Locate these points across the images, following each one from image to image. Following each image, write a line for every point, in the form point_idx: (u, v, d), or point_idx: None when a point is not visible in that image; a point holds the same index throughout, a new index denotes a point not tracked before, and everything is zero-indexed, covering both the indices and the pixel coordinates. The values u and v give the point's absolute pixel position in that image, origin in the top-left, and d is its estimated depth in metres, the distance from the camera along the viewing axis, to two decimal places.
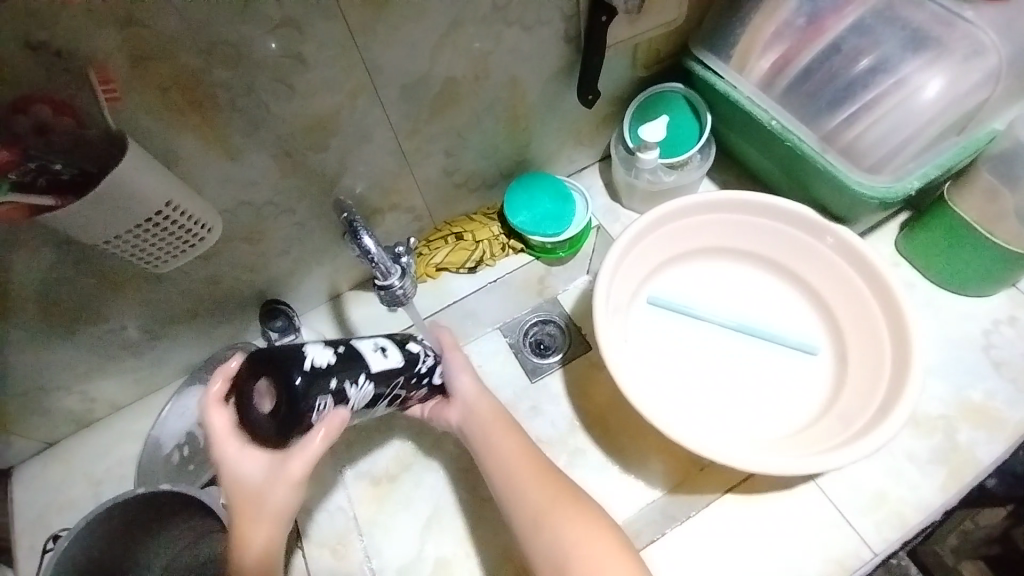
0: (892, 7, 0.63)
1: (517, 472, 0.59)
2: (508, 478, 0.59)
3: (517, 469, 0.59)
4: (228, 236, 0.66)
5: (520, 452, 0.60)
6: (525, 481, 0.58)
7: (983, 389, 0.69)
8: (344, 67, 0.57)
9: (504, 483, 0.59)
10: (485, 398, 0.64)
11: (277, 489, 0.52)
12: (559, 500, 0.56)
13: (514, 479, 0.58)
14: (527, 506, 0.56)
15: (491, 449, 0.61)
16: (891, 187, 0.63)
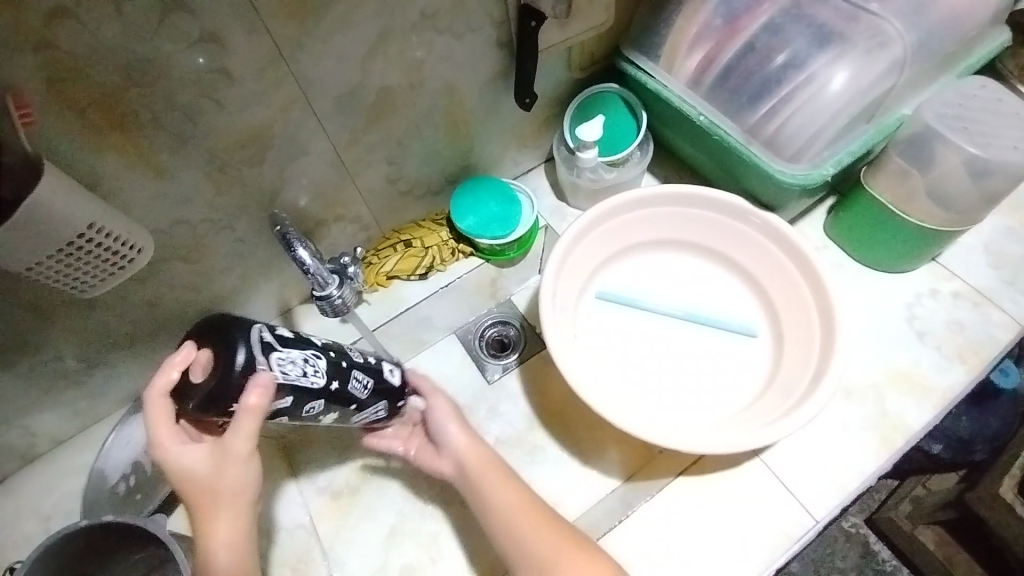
0: (801, 5, 0.67)
1: (509, 503, 0.61)
2: (486, 489, 0.62)
3: (517, 520, 0.60)
4: (166, 255, 0.65)
5: (514, 502, 0.61)
6: (519, 526, 0.59)
7: (910, 359, 0.74)
8: (273, 80, 0.57)
9: (482, 504, 0.62)
10: (479, 448, 0.65)
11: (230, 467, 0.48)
12: (550, 529, 0.59)
13: (518, 535, 0.59)
14: (524, 543, 0.59)
15: (483, 495, 0.62)
16: (810, 174, 0.67)
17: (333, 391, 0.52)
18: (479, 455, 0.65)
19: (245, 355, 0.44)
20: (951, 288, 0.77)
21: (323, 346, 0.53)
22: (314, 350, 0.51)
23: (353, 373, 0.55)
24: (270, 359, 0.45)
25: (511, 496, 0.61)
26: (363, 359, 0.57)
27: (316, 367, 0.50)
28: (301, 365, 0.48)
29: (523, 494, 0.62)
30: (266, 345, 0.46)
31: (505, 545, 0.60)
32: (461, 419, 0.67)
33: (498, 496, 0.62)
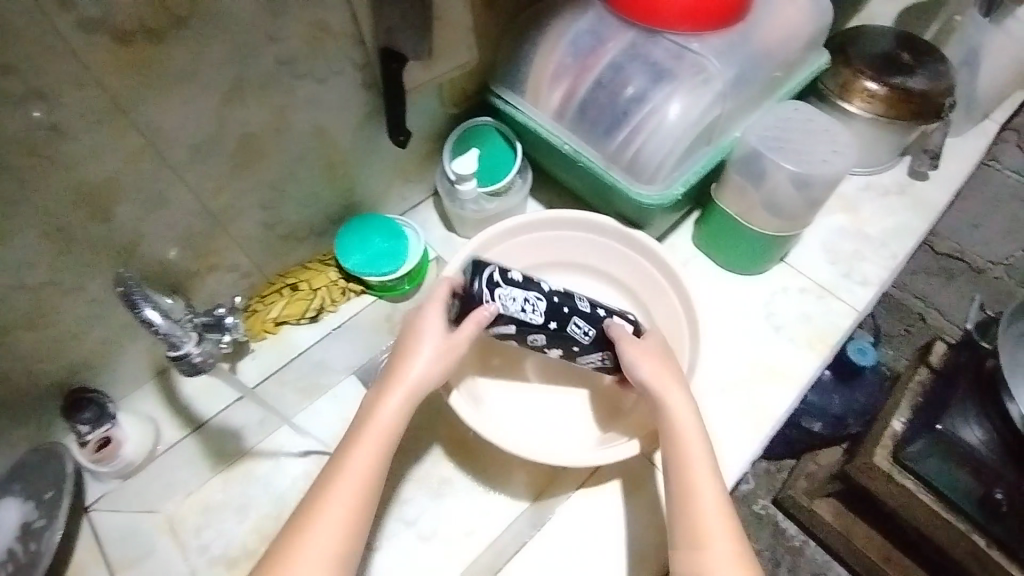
0: (639, 45, 0.74)
1: (688, 450, 0.59)
2: (674, 462, 0.59)
3: (706, 489, 0.57)
4: (7, 325, 0.59)
5: (706, 470, 0.59)
6: (704, 502, 0.57)
7: (770, 351, 0.82)
8: (114, 133, 0.54)
9: (679, 473, 0.59)
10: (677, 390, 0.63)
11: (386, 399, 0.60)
12: (712, 505, 0.57)
13: (702, 513, 0.56)
14: (700, 516, 0.56)
15: (682, 460, 0.59)
16: (664, 194, 0.74)
17: (551, 329, 0.63)
18: (662, 372, 0.63)
19: (479, 287, 0.60)
20: (799, 284, 0.87)
21: (567, 291, 0.64)
22: (536, 293, 0.61)
23: (603, 308, 0.65)
24: (492, 295, 0.60)
25: (708, 486, 0.58)
26: (590, 310, 0.63)
27: (534, 308, 0.62)
28: (519, 301, 0.61)
29: (691, 419, 0.61)
30: (492, 282, 0.60)
31: (682, 519, 0.57)
32: (653, 358, 0.64)
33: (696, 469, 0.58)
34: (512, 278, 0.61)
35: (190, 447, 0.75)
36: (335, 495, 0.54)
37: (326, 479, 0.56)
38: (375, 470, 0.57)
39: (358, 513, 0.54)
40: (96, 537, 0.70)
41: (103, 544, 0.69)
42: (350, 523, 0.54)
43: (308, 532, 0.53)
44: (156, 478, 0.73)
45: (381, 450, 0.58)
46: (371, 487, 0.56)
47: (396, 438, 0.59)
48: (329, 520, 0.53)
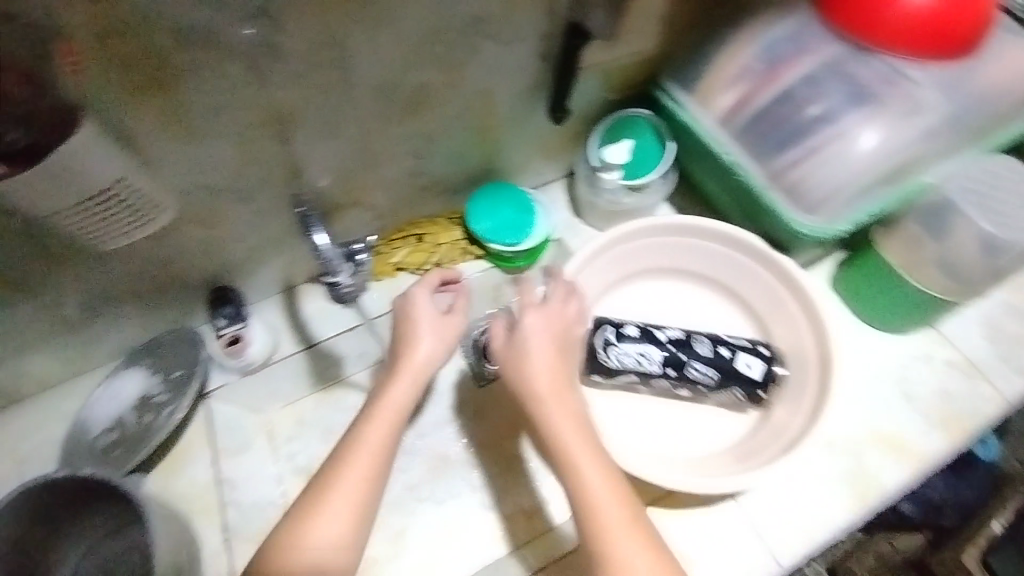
0: (844, 64, 0.69)
1: (578, 453, 0.55)
2: (566, 460, 0.55)
3: (618, 507, 0.53)
4: (184, 217, 0.65)
5: (609, 487, 0.54)
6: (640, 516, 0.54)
7: (893, 419, 0.75)
8: (318, 62, 0.58)
9: (575, 476, 0.55)
10: (540, 373, 0.58)
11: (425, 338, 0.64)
12: (624, 508, 0.53)
13: (603, 526, 0.53)
14: (599, 509, 0.53)
15: (573, 465, 0.55)
16: (826, 228, 0.68)
17: (675, 372, 0.68)
18: (556, 380, 0.58)
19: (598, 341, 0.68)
20: (944, 356, 0.79)
21: (686, 335, 0.69)
22: (649, 348, 0.68)
23: (726, 349, 0.68)
24: (609, 352, 0.67)
25: (600, 490, 0.54)
26: (711, 354, 0.68)
27: (649, 359, 0.68)
28: (636, 357, 0.67)
29: (573, 423, 0.56)
30: (607, 343, 0.67)
31: (589, 518, 0.53)
32: (552, 338, 0.60)
33: (581, 475, 0.54)
34: (624, 335, 0.68)
35: (297, 363, 0.80)
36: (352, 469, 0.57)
37: (336, 463, 0.58)
38: (371, 486, 0.57)
39: (371, 488, 0.57)
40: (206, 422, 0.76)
41: (213, 430, 0.76)
42: (363, 496, 0.57)
43: (322, 508, 0.56)
44: (265, 383, 0.79)
45: (383, 441, 0.59)
46: (377, 476, 0.58)
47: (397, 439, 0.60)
48: (338, 496, 0.56)
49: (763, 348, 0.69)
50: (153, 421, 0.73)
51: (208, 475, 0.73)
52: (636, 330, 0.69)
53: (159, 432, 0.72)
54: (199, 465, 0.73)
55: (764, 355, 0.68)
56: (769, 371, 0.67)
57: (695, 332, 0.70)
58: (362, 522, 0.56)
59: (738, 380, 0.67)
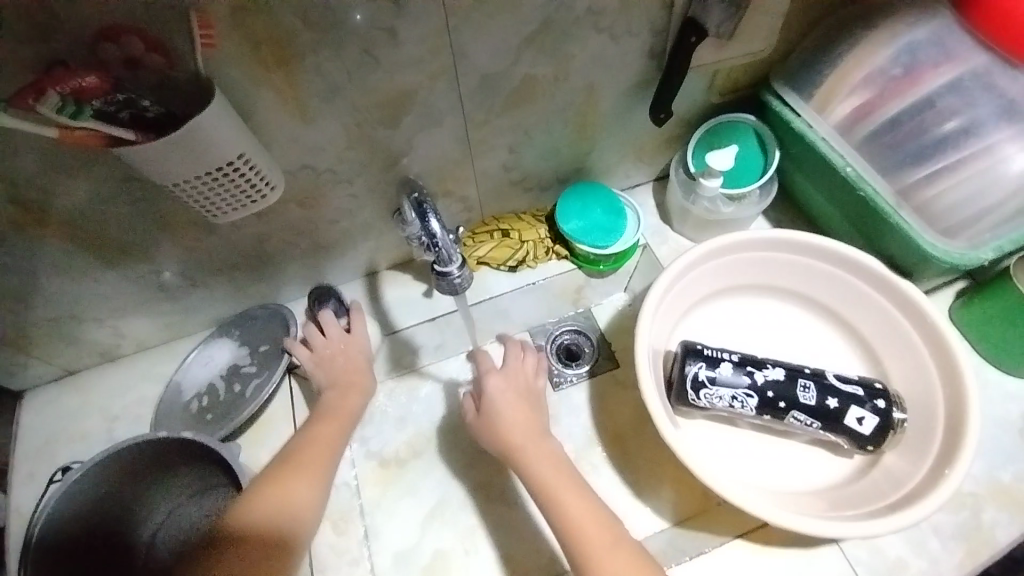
0: (993, 72, 0.63)
1: (555, 479, 0.57)
2: (552, 487, 0.57)
3: (587, 536, 0.54)
4: (286, 196, 0.66)
5: (588, 516, 0.55)
6: (593, 537, 0.53)
7: (1017, 473, 0.67)
8: (432, 49, 0.57)
9: (553, 507, 0.56)
10: (523, 422, 0.61)
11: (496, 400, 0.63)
12: (592, 528, 0.54)
13: (591, 557, 0.53)
14: (579, 527, 0.54)
15: (553, 503, 0.56)
16: (966, 254, 0.62)
17: (780, 407, 0.63)
18: (519, 407, 0.62)
19: (691, 372, 0.63)
20: None
21: (787, 378, 0.63)
22: (747, 389, 0.63)
23: (834, 400, 0.62)
24: (700, 392, 0.63)
25: (574, 507, 0.55)
26: (815, 404, 0.62)
27: (743, 403, 0.63)
28: (728, 399, 0.63)
29: (552, 454, 0.59)
30: (698, 383, 0.63)
31: (563, 535, 0.54)
32: (517, 390, 0.64)
33: (563, 502, 0.56)
34: (717, 376, 0.63)
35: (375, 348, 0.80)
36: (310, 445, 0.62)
37: (299, 445, 0.62)
38: (338, 437, 0.64)
39: (322, 471, 0.60)
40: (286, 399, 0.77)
41: (292, 406, 0.77)
42: (317, 470, 0.60)
43: (293, 475, 0.59)
44: None
45: (339, 431, 0.64)
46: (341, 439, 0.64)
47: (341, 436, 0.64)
48: (313, 468, 0.60)
49: (879, 398, 0.62)
50: (243, 391, 0.76)
51: None
52: (731, 368, 0.63)
53: (250, 402, 0.74)
54: (278, 439, 0.75)
55: (880, 408, 0.61)
56: (883, 425, 0.61)
57: (799, 374, 0.64)
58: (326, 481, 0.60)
59: (845, 433, 0.62)
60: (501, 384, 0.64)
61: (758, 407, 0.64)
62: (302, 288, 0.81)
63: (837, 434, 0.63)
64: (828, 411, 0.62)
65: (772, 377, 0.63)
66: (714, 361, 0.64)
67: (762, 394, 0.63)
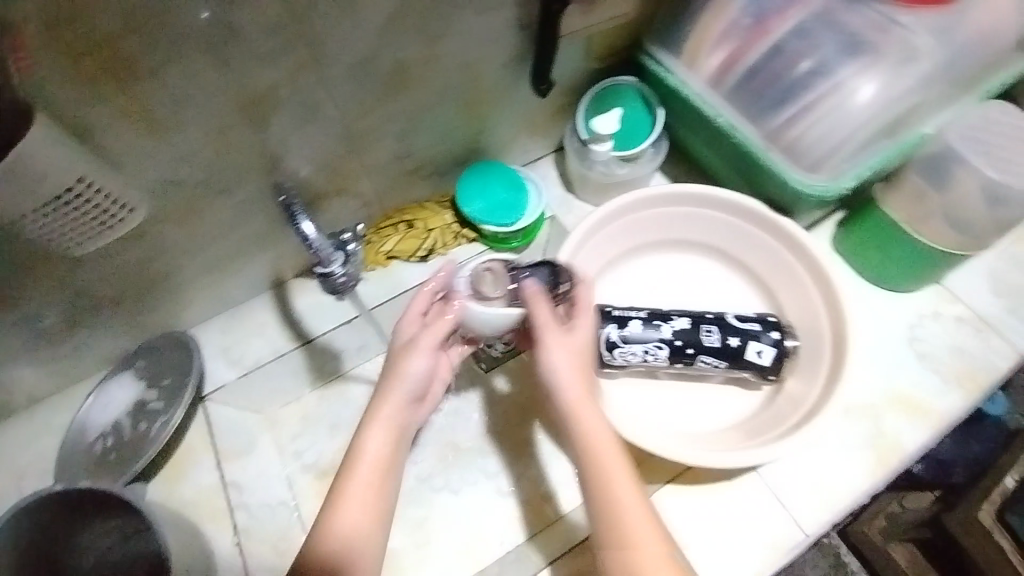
0: (832, 11, 0.67)
1: (616, 469, 0.52)
2: (597, 486, 0.52)
3: (629, 527, 0.50)
4: (160, 216, 0.62)
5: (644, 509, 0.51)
6: (631, 533, 0.50)
7: (909, 380, 0.73)
8: (284, 42, 0.54)
9: (599, 498, 0.51)
10: (594, 417, 0.54)
11: (547, 371, 0.56)
12: (645, 525, 0.50)
13: (637, 551, 0.49)
14: (627, 523, 0.50)
15: (606, 494, 0.51)
16: (828, 186, 0.66)
17: (687, 353, 0.66)
18: (584, 393, 0.55)
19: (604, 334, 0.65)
20: (954, 312, 0.77)
21: (692, 325, 0.66)
22: (656, 342, 0.65)
23: (734, 338, 0.65)
24: (615, 351, 0.65)
25: (634, 499, 0.51)
26: (719, 345, 0.65)
27: (656, 355, 0.66)
28: (641, 354, 0.66)
29: (614, 449, 0.53)
30: (611, 343, 0.65)
31: (602, 533, 0.51)
32: (580, 364, 0.56)
33: (620, 498, 0.51)
34: (630, 336, 0.65)
35: (294, 360, 0.78)
36: (359, 494, 0.55)
37: (344, 473, 0.56)
38: (386, 483, 0.57)
39: (379, 516, 0.55)
40: (206, 425, 0.74)
41: (212, 433, 0.74)
42: (375, 519, 0.55)
43: (348, 529, 0.54)
44: (264, 383, 0.78)
45: (379, 490, 0.56)
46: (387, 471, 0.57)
47: (389, 470, 0.57)
48: (366, 515, 0.54)
49: (774, 330, 0.66)
50: (149, 430, 0.71)
51: (212, 478, 0.71)
52: (640, 325, 0.66)
53: (155, 441, 0.70)
54: (202, 469, 0.72)
55: (776, 339, 0.65)
56: (780, 353, 0.65)
57: (703, 320, 0.66)
58: (382, 525, 0.55)
59: (748, 367, 0.66)
60: (563, 353, 0.56)
61: (668, 357, 0.66)
62: (206, 310, 0.78)
63: (744, 369, 0.66)
64: (732, 350, 0.65)
65: (676, 324, 0.66)
66: (624, 321, 0.66)
67: (671, 344, 0.65)
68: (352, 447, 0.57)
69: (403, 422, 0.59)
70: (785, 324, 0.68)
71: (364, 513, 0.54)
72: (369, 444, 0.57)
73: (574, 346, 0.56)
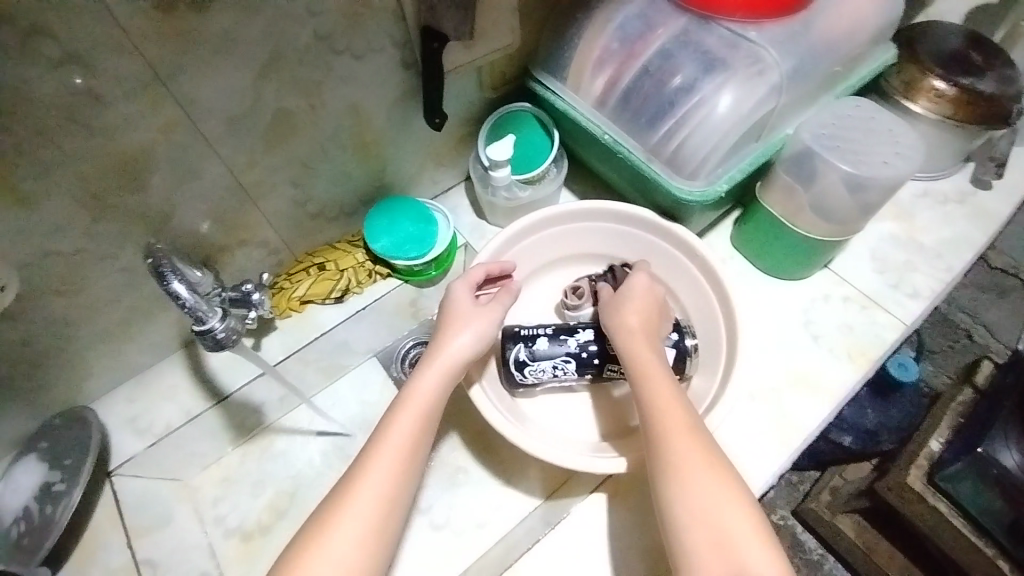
0: (690, 32, 0.71)
1: (674, 407, 0.56)
2: (665, 423, 0.55)
3: (697, 454, 0.53)
4: (38, 290, 0.60)
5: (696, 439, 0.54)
6: (702, 462, 0.53)
7: (808, 361, 0.78)
8: (151, 103, 0.53)
9: (663, 440, 0.54)
10: (654, 359, 0.60)
11: (629, 315, 0.63)
12: (698, 452, 0.53)
13: (689, 479, 0.52)
14: (678, 457, 0.53)
15: (666, 436, 0.55)
16: (706, 191, 0.71)
17: (594, 363, 0.68)
18: (643, 331, 0.62)
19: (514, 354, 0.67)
20: (842, 293, 0.83)
21: (597, 335, 0.68)
22: (563, 356, 0.67)
23: None
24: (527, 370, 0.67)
25: (678, 432, 0.55)
26: None
27: (565, 369, 0.68)
28: (551, 370, 0.67)
29: (673, 391, 0.58)
30: (521, 362, 0.67)
31: (668, 465, 0.53)
32: (645, 308, 0.64)
33: (681, 444, 0.54)
34: (538, 352, 0.67)
35: (210, 419, 0.76)
36: (376, 470, 0.53)
37: (358, 462, 0.54)
38: (403, 469, 0.54)
39: (392, 505, 0.52)
40: (117, 502, 0.71)
41: (124, 509, 0.70)
42: (382, 507, 0.52)
43: (357, 515, 0.51)
44: (180, 448, 0.75)
45: (401, 472, 0.54)
46: (407, 469, 0.54)
47: (414, 455, 0.55)
48: (382, 499, 0.52)
49: (674, 331, 0.68)
50: (55, 512, 0.67)
51: (125, 558, 0.68)
52: (547, 341, 0.67)
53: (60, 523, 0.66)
54: (111, 551, 0.68)
55: (675, 339, 0.68)
56: (681, 354, 0.68)
57: None
58: (395, 515, 0.52)
59: None
60: (636, 301, 0.64)
61: (578, 369, 0.68)
62: (110, 378, 0.74)
63: None
64: None
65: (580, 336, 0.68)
66: (532, 338, 0.67)
67: (578, 355, 0.68)
68: (370, 438, 0.56)
69: (430, 393, 0.58)
70: (685, 324, 0.71)
71: (374, 502, 0.51)
72: (383, 432, 0.55)
73: (646, 293, 0.65)
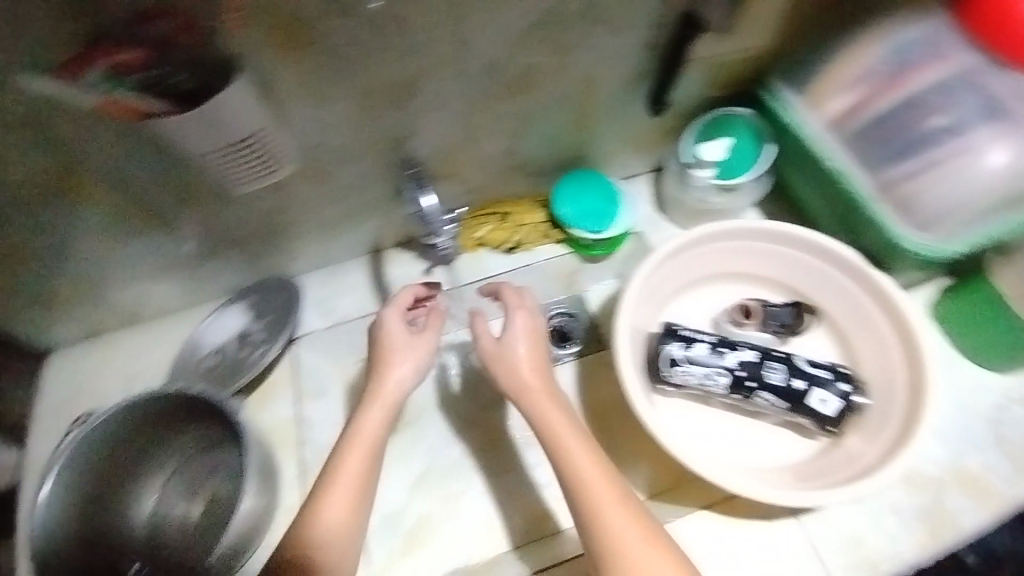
0: (983, 73, 0.64)
1: (592, 481, 0.56)
2: (586, 492, 0.55)
3: (608, 530, 0.54)
4: (295, 173, 0.70)
5: (621, 513, 0.55)
6: (633, 542, 0.53)
7: (981, 460, 0.70)
8: (439, 37, 0.60)
9: (586, 501, 0.55)
10: (558, 411, 0.60)
11: (513, 351, 0.62)
12: (634, 530, 0.54)
13: (621, 554, 0.53)
14: (601, 525, 0.54)
15: (584, 496, 0.55)
16: (938, 246, 0.66)
17: (748, 386, 0.67)
18: (538, 381, 0.61)
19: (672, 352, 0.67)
20: None
21: (758, 359, 0.67)
22: (721, 369, 0.67)
23: (799, 381, 0.65)
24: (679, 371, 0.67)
25: (606, 500, 0.55)
26: (783, 384, 0.66)
27: (715, 382, 0.67)
28: (702, 378, 0.67)
29: (592, 456, 0.57)
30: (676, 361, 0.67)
31: (594, 538, 0.54)
32: (534, 343, 0.63)
33: (608, 519, 0.54)
34: (693, 357, 0.67)
35: None
36: (355, 454, 0.60)
37: (345, 441, 0.61)
38: (370, 455, 0.60)
39: (358, 480, 0.59)
40: (293, 365, 0.83)
41: (296, 373, 0.82)
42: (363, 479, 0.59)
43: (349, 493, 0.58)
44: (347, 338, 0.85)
45: (369, 457, 0.60)
46: (373, 456, 0.61)
47: (381, 447, 0.61)
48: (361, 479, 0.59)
49: (843, 381, 0.66)
50: (251, 355, 0.81)
51: (289, 412, 0.80)
52: (706, 349, 0.67)
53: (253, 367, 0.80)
54: (280, 403, 0.80)
55: (843, 391, 0.65)
56: (845, 406, 0.65)
57: (769, 356, 0.67)
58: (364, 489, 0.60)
59: (809, 413, 0.66)
60: (518, 337, 0.63)
61: (729, 388, 0.67)
62: (311, 262, 0.86)
63: (804, 415, 0.66)
64: (794, 392, 0.65)
65: (741, 355, 0.67)
66: (691, 342, 0.68)
67: (734, 374, 0.67)
68: (352, 422, 0.62)
69: (398, 386, 0.63)
70: (854, 378, 0.67)
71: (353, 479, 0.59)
72: (366, 415, 0.61)
73: (525, 325, 0.63)
